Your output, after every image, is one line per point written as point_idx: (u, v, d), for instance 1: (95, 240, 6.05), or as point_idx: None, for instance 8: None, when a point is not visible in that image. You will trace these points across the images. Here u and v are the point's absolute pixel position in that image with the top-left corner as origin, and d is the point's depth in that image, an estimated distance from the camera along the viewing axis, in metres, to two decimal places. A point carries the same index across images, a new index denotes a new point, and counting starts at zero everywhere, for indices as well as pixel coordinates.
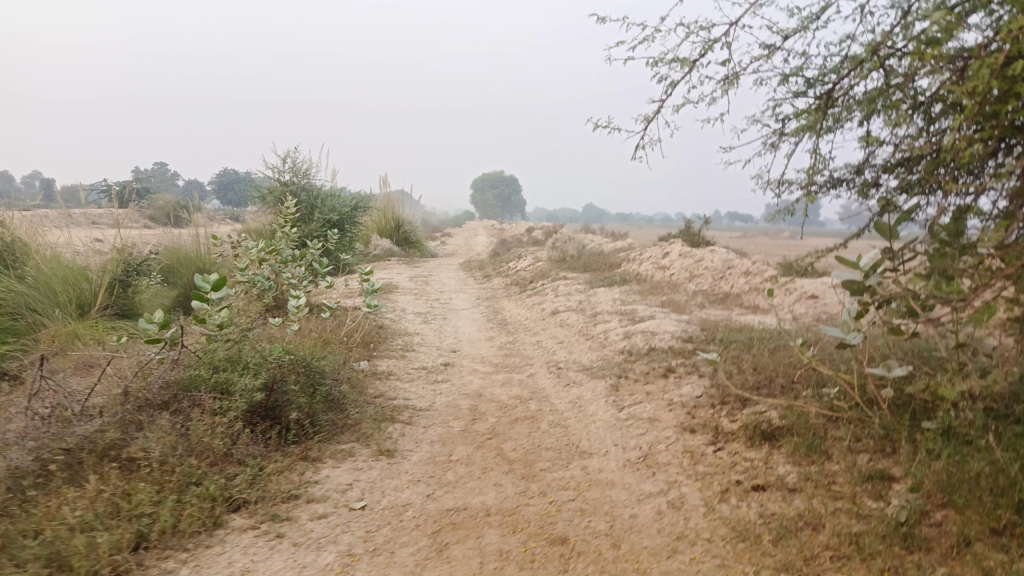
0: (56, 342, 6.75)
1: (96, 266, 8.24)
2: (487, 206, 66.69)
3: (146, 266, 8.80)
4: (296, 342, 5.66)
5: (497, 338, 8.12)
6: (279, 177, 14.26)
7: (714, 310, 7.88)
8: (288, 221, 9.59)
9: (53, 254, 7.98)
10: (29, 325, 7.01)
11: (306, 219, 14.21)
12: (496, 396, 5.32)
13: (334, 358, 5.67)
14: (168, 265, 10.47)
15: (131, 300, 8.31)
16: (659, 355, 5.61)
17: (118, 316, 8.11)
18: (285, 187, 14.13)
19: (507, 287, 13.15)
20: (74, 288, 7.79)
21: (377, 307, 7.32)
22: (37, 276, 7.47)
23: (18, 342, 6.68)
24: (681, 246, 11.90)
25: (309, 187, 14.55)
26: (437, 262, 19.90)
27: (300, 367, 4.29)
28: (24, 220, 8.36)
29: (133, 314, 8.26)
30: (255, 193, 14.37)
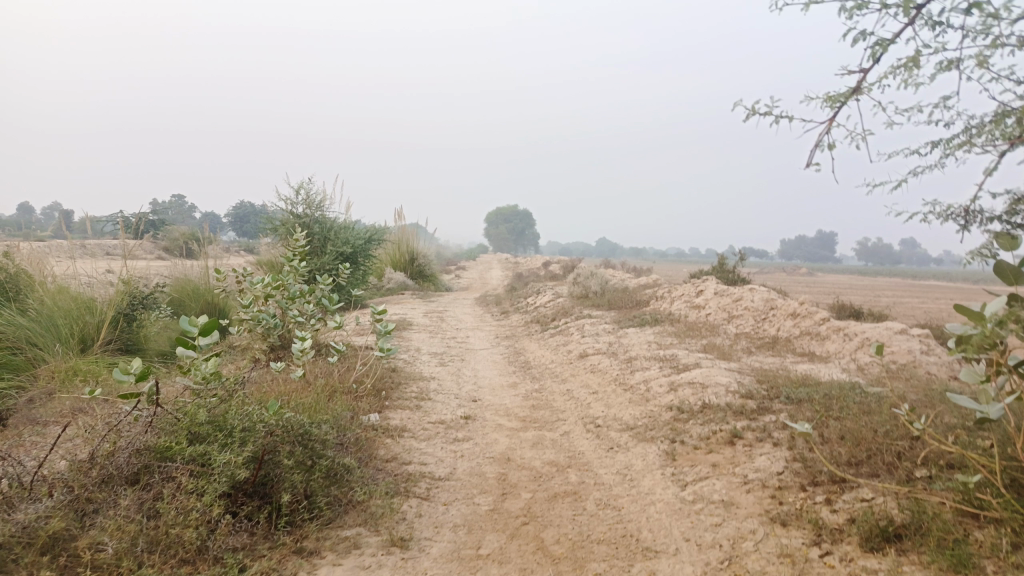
0: (53, 379, 6.03)
1: (101, 300, 7.58)
2: (501, 240, 66.07)
3: (153, 301, 8.18)
4: (299, 396, 4.94)
5: (522, 385, 7.35)
6: (292, 209, 13.72)
7: (763, 357, 7.08)
8: (298, 255, 8.96)
9: (58, 287, 7.36)
10: (28, 362, 6.31)
11: (318, 252, 13.64)
12: (528, 462, 4.55)
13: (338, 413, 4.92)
14: (177, 298, 9.87)
15: (137, 335, 7.62)
16: (716, 415, 4.82)
17: (122, 352, 7.39)
18: (298, 219, 13.58)
19: (528, 325, 12.42)
20: (79, 322, 7.02)
21: (391, 350, 6.58)
22: (38, 309, 6.84)
23: (15, 380, 5.99)
24: (715, 284, 11.13)
25: (323, 220, 13.97)
26: (451, 296, 19.19)
27: (297, 434, 3.57)
28: (32, 252, 7.81)
29: (139, 350, 7.57)
30: (268, 226, 13.83)
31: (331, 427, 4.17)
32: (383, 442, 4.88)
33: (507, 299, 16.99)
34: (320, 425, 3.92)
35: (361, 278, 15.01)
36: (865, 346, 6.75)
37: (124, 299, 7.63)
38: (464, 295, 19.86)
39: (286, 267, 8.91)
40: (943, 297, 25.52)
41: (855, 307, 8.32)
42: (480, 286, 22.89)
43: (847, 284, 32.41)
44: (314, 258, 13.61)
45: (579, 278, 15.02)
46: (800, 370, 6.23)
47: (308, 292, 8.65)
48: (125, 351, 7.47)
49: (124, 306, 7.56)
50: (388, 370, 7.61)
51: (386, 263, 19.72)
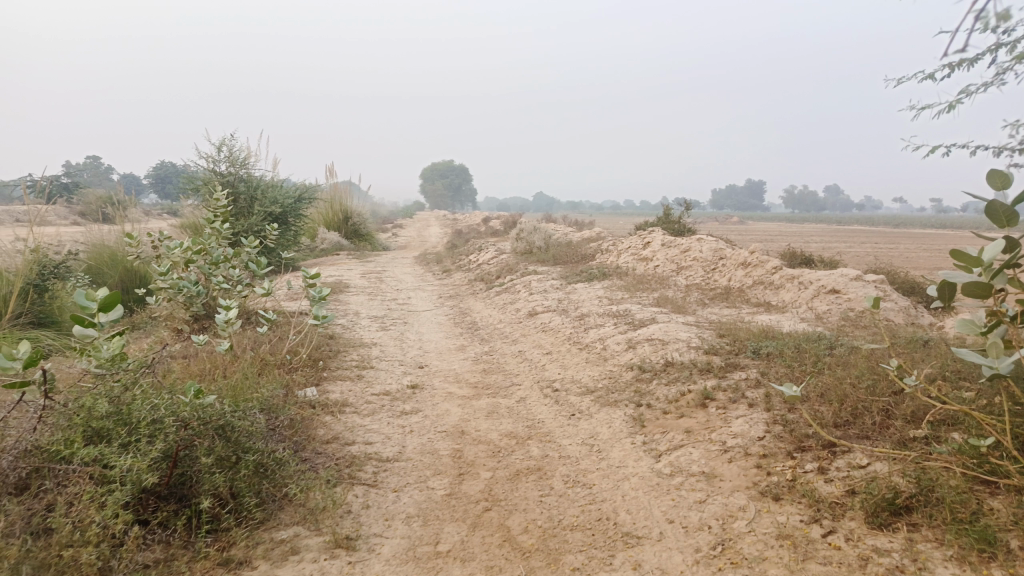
0: None
1: (6, 268, 6.76)
2: (438, 196, 64.86)
3: (65, 269, 7.38)
4: (225, 376, 4.40)
5: (470, 348, 6.94)
6: (214, 167, 12.76)
7: (718, 308, 6.84)
8: (220, 216, 8.24)
9: None
10: None
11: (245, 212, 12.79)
12: (484, 435, 4.16)
13: (266, 391, 4.42)
14: (94, 266, 9.02)
15: (48, 307, 6.86)
16: (681, 375, 4.52)
17: (33, 326, 6.64)
18: (221, 178, 12.66)
19: (472, 283, 11.97)
20: None
21: (327, 317, 6.05)
22: None
23: None
24: (662, 235, 10.88)
25: (249, 178, 13.07)
26: (389, 255, 18.53)
27: (216, 425, 3.03)
28: None
29: (52, 323, 6.82)
30: (189, 185, 12.85)
31: (257, 411, 3.65)
32: (321, 421, 4.40)
33: (448, 256, 16.46)
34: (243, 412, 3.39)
35: (293, 239, 14.22)
36: (821, 295, 6.58)
37: (33, 268, 6.84)
38: (403, 254, 19.20)
39: (207, 230, 8.20)
40: (872, 241, 26.22)
41: (806, 254, 8.18)
42: (418, 244, 22.22)
43: (780, 232, 33.03)
44: (240, 219, 12.75)
45: (521, 233, 14.59)
46: (758, 322, 6.00)
47: (233, 256, 7.98)
48: (38, 324, 6.71)
49: (33, 276, 6.78)
50: (325, 338, 7.08)
51: (318, 223, 18.83)
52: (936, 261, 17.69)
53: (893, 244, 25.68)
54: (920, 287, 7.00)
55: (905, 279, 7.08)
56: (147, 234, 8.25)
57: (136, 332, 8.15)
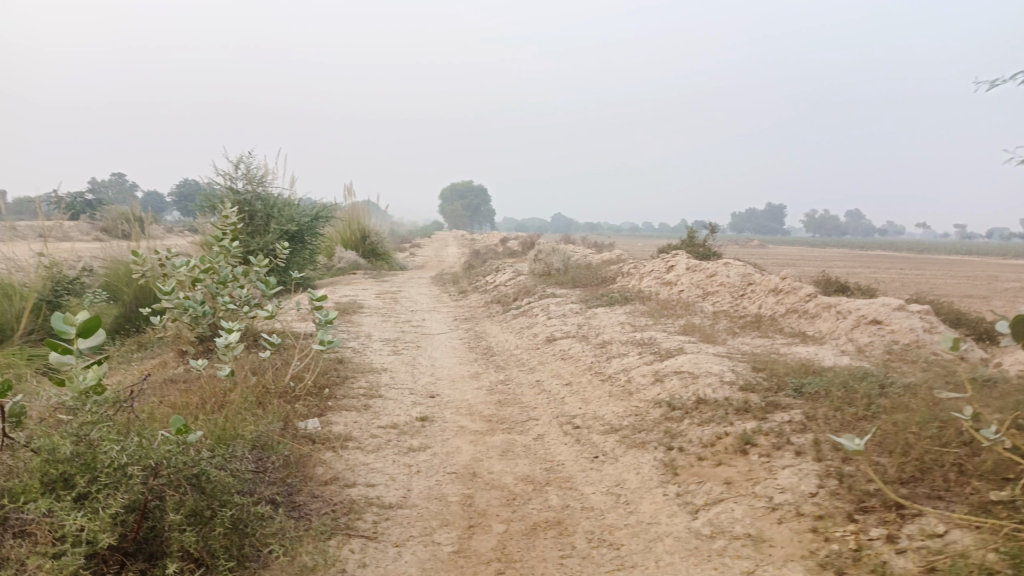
0: None
1: (22, 283, 6.53)
2: (456, 215, 64.85)
3: (77, 286, 7.15)
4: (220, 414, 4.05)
5: (484, 376, 6.56)
6: (231, 185, 12.57)
7: (750, 338, 6.42)
8: (230, 234, 8.00)
9: None
10: None
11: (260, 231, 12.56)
12: (497, 478, 3.78)
13: (260, 426, 4.07)
14: (111, 283, 8.80)
15: None
16: (715, 415, 4.11)
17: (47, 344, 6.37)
18: (237, 196, 12.47)
19: (488, 305, 11.61)
20: None
21: (333, 343, 5.70)
22: None
23: None
24: (687, 259, 10.47)
25: (266, 196, 12.90)
26: (405, 275, 18.25)
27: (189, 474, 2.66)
28: None
29: None
30: (205, 203, 12.68)
31: (240, 453, 3.26)
32: (321, 459, 4.03)
33: (464, 277, 16.15)
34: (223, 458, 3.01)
35: (309, 259, 14.00)
36: (861, 325, 6.14)
37: (44, 285, 6.63)
38: (419, 274, 18.93)
39: (216, 249, 7.96)
40: (899, 267, 25.51)
41: (841, 281, 7.74)
42: (435, 264, 21.94)
43: (803, 255, 32.40)
44: (255, 237, 12.56)
45: (540, 254, 14.23)
46: (795, 354, 5.58)
47: (242, 275, 7.72)
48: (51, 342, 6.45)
49: (45, 292, 6.55)
50: (334, 364, 6.73)
51: (335, 242, 18.63)
52: (968, 289, 17.08)
53: (920, 269, 24.95)
54: (967, 319, 6.54)
55: (951, 309, 6.63)
56: (156, 251, 8.03)
57: (142, 353, 7.87)
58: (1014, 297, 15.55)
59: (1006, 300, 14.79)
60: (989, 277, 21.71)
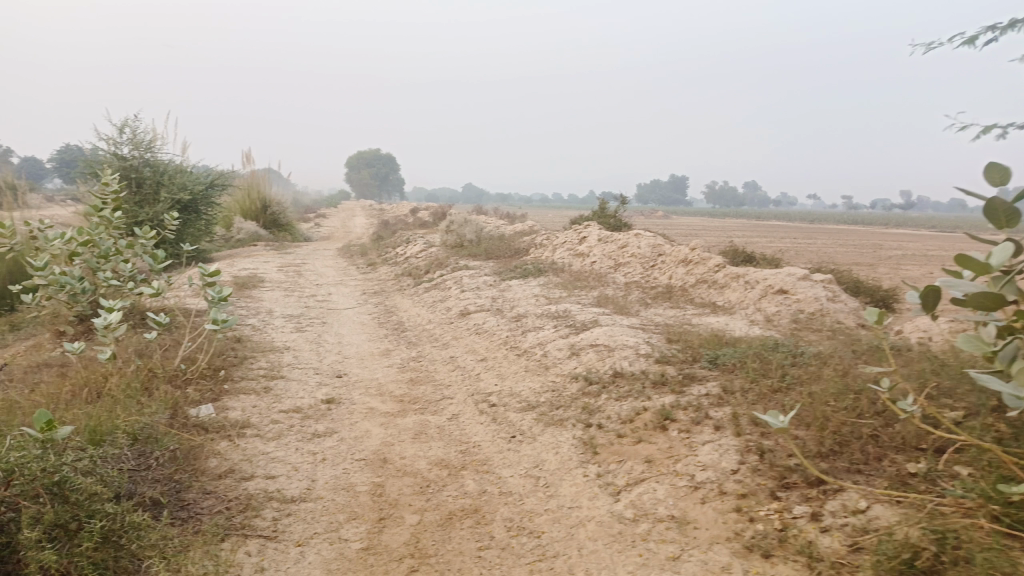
0: None
1: None
2: (364, 184, 63.16)
3: None
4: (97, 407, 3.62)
5: (395, 352, 6.29)
6: (115, 150, 11.55)
7: (663, 309, 6.43)
8: (111, 203, 7.31)
9: None
10: None
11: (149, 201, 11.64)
12: (410, 463, 3.57)
13: (143, 415, 3.68)
14: None
15: None
16: (633, 389, 4.04)
17: None
18: (123, 162, 11.48)
19: (398, 278, 11.26)
20: None
21: (228, 321, 5.27)
22: None
23: None
24: (598, 230, 10.46)
25: (156, 162, 11.94)
26: (311, 247, 17.53)
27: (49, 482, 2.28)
28: None
29: None
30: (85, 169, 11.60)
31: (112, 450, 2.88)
32: (215, 451, 3.69)
33: (372, 249, 15.65)
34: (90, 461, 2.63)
35: (205, 229, 13.16)
36: (769, 295, 6.26)
37: None
38: (325, 245, 18.22)
39: (95, 219, 7.26)
40: (793, 237, 26.70)
41: (747, 252, 7.89)
42: (342, 235, 21.22)
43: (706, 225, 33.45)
44: (143, 206, 11.65)
45: (451, 224, 13.93)
46: (707, 325, 5.61)
47: (126, 248, 7.10)
48: None
49: None
50: (231, 344, 6.29)
51: (233, 212, 17.63)
52: (857, 258, 18.03)
53: (812, 238, 26.18)
54: (865, 288, 6.80)
55: (850, 279, 6.86)
56: (25, 221, 7.25)
57: (12, 334, 7.11)
58: (897, 265, 16.53)
59: (889, 268, 15.71)
60: (873, 246, 23.10)
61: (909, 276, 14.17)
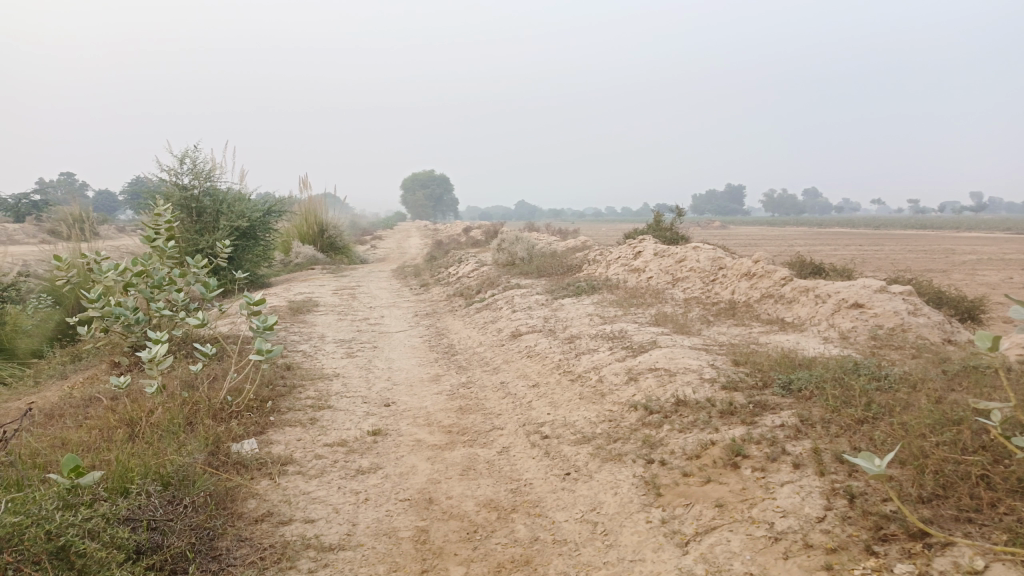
0: None
1: None
2: (418, 205, 63.90)
3: None
4: (135, 449, 3.49)
5: (445, 378, 6.07)
6: (176, 181, 11.78)
7: (726, 327, 6.04)
8: (165, 233, 7.37)
9: None
10: None
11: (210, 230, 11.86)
12: (457, 504, 3.31)
13: (180, 455, 3.54)
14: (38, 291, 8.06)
15: None
16: (698, 420, 3.70)
17: None
18: (184, 192, 11.70)
19: (450, 298, 11.11)
20: None
21: (273, 351, 5.12)
22: None
23: None
24: (654, 244, 10.07)
25: (215, 191, 12.15)
26: (366, 269, 17.60)
27: (53, 547, 2.13)
28: None
29: None
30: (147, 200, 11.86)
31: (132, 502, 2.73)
32: (254, 491, 3.52)
33: (425, 269, 15.59)
34: (107, 519, 2.48)
35: (261, 255, 13.32)
36: (842, 310, 5.80)
37: None
38: (379, 267, 18.30)
39: (149, 249, 7.33)
40: (858, 244, 25.60)
41: (815, 263, 7.41)
42: (397, 256, 21.31)
43: (766, 235, 32.43)
44: (203, 235, 11.85)
45: (502, 242, 13.73)
46: (775, 344, 5.20)
47: (179, 277, 7.12)
48: None
49: None
50: (280, 372, 6.18)
51: (290, 236, 17.89)
52: (929, 263, 17.08)
53: (879, 245, 25.05)
54: (948, 298, 6.25)
55: (931, 288, 6.33)
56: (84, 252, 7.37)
57: (71, 365, 7.19)
58: (972, 270, 15.59)
59: (965, 274, 14.81)
60: (946, 250, 21.93)
61: (989, 282, 13.27)
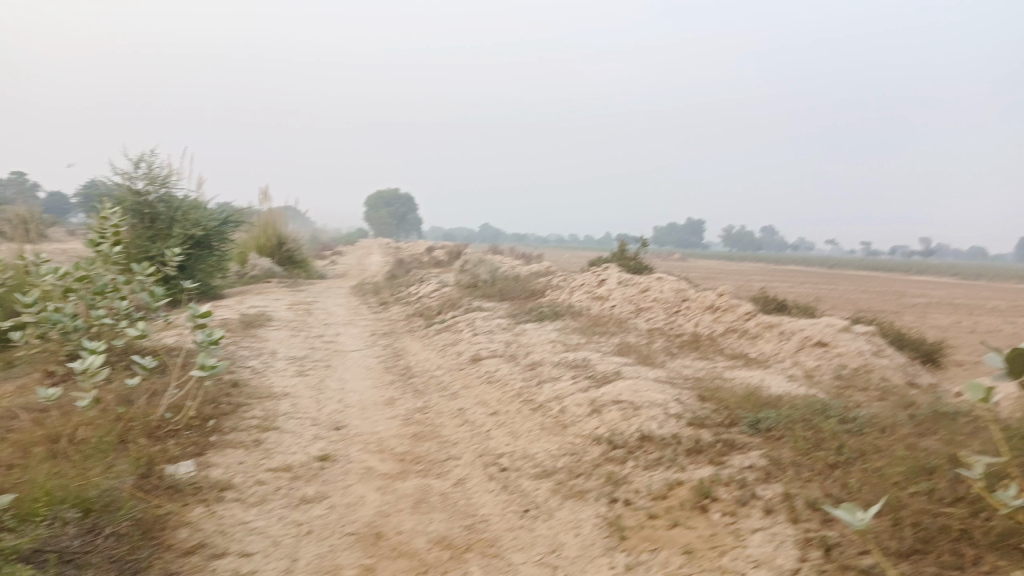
0: None
1: None
2: (381, 222, 63.39)
3: None
4: (55, 471, 3.19)
5: (400, 402, 5.83)
6: (130, 185, 11.33)
7: (690, 360, 5.94)
8: (111, 238, 7.01)
9: None
10: None
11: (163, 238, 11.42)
12: (408, 541, 3.09)
13: (108, 478, 3.25)
14: None
15: None
16: (664, 458, 3.56)
17: None
18: (138, 198, 11.26)
19: (409, 319, 10.86)
20: None
21: (217, 367, 4.79)
22: None
23: None
24: (618, 272, 10.01)
25: (171, 198, 11.73)
26: (324, 284, 17.21)
27: None
28: None
29: None
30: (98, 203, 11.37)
31: (42, 532, 2.46)
32: (187, 518, 3.25)
33: (385, 288, 15.30)
34: (6, 556, 2.21)
35: (216, 266, 12.89)
36: (806, 348, 5.76)
37: None
38: (338, 283, 17.92)
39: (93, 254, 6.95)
40: (813, 282, 26.14)
41: (778, 299, 7.40)
42: (357, 273, 20.95)
43: (725, 269, 32.91)
44: (156, 242, 11.41)
45: (465, 263, 13.55)
46: (741, 380, 5.11)
47: (124, 285, 6.76)
48: None
49: None
50: (226, 389, 5.87)
51: (247, 248, 17.41)
52: (881, 304, 17.43)
53: (833, 284, 25.60)
54: (909, 340, 6.28)
55: (892, 330, 6.35)
56: (22, 254, 6.95)
57: None
58: (922, 313, 15.94)
59: (915, 316, 15.14)
60: (896, 292, 22.48)
61: (938, 324, 13.57)
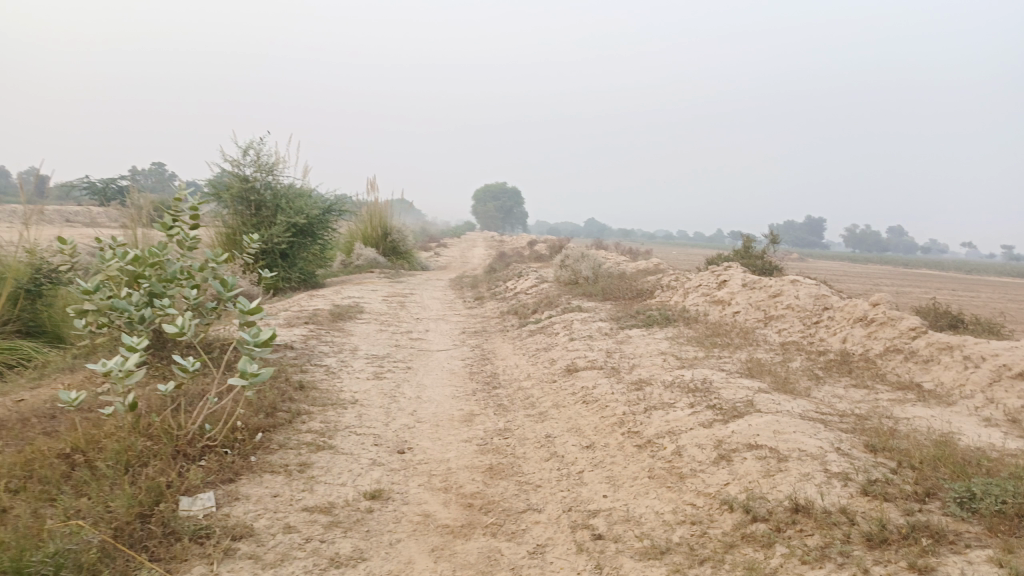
0: None
1: None
2: (488, 216, 63.34)
3: None
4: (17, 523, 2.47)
5: (479, 420, 4.92)
6: (238, 172, 10.99)
7: (842, 388, 4.69)
8: (190, 222, 6.43)
9: None
10: None
11: (266, 226, 11.07)
12: None
13: (69, 542, 2.51)
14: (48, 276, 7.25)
15: None
16: (832, 551, 2.45)
17: None
18: (244, 185, 10.92)
19: (504, 316, 9.98)
20: None
21: (260, 375, 3.98)
22: None
23: None
24: (742, 272, 8.71)
25: (276, 185, 11.36)
26: (424, 276, 16.70)
27: None
28: None
29: None
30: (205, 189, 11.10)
31: None
32: None
33: (484, 282, 14.54)
34: None
35: (317, 255, 12.52)
36: (1004, 380, 4.39)
37: None
38: (438, 275, 17.39)
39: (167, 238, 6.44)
40: (955, 288, 23.40)
41: (952, 314, 5.95)
42: (460, 265, 20.40)
43: (850, 271, 30.23)
44: (259, 229, 11.08)
45: (568, 258, 12.55)
46: (921, 423, 3.85)
47: (197, 273, 6.17)
48: None
49: None
50: (288, 394, 5.17)
51: (352, 237, 17.12)
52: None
53: (978, 291, 22.77)
54: None
55: None
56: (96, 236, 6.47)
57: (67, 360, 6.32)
58: None
59: None
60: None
61: None
